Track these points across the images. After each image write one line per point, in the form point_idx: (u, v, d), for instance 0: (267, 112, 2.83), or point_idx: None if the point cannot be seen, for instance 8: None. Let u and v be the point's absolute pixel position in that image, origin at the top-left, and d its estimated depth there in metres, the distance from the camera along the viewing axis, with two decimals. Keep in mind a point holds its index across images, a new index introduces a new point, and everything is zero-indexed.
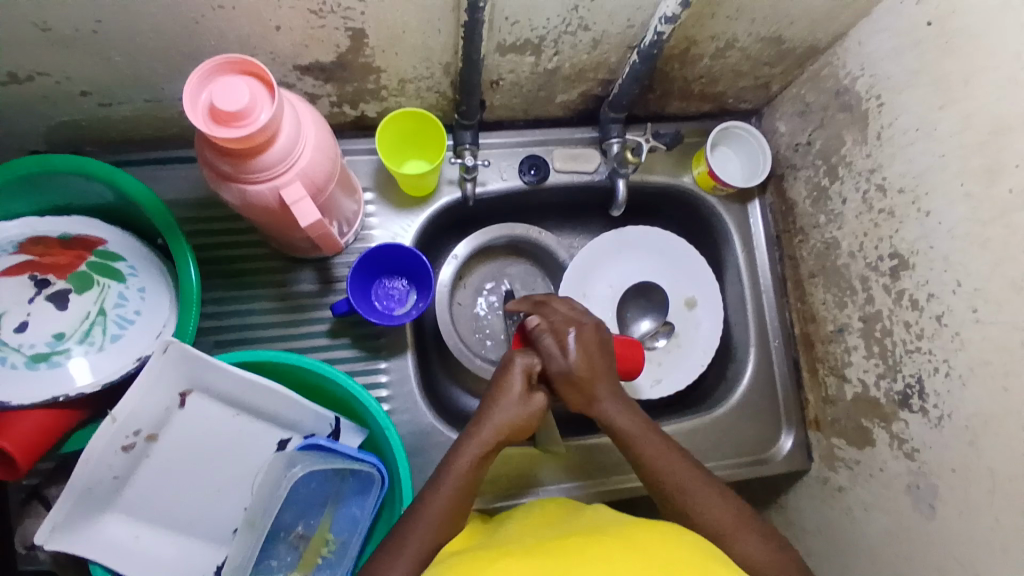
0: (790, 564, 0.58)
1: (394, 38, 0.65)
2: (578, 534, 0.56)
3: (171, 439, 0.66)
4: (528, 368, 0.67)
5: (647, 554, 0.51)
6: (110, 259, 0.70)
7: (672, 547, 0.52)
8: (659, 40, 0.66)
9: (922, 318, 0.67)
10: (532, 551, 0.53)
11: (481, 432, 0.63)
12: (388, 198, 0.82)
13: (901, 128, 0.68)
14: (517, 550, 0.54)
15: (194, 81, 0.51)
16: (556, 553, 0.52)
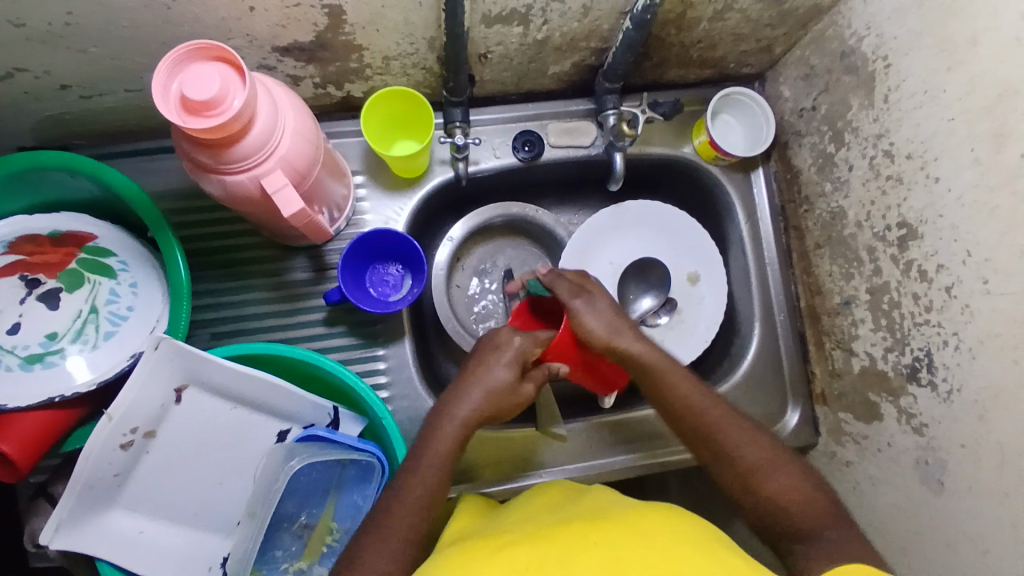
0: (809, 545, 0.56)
1: (373, 14, 0.62)
2: (579, 518, 0.55)
3: (169, 433, 0.66)
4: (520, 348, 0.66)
5: (651, 534, 0.51)
6: (99, 254, 0.70)
7: (674, 527, 0.52)
8: (652, 5, 0.62)
9: (930, 290, 0.64)
10: (532, 537, 0.53)
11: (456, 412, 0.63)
12: (379, 180, 0.80)
13: (908, 91, 0.64)
14: (516, 535, 0.54)
15: (162, 71, 0.48)
16: (556, 539, 0.52)
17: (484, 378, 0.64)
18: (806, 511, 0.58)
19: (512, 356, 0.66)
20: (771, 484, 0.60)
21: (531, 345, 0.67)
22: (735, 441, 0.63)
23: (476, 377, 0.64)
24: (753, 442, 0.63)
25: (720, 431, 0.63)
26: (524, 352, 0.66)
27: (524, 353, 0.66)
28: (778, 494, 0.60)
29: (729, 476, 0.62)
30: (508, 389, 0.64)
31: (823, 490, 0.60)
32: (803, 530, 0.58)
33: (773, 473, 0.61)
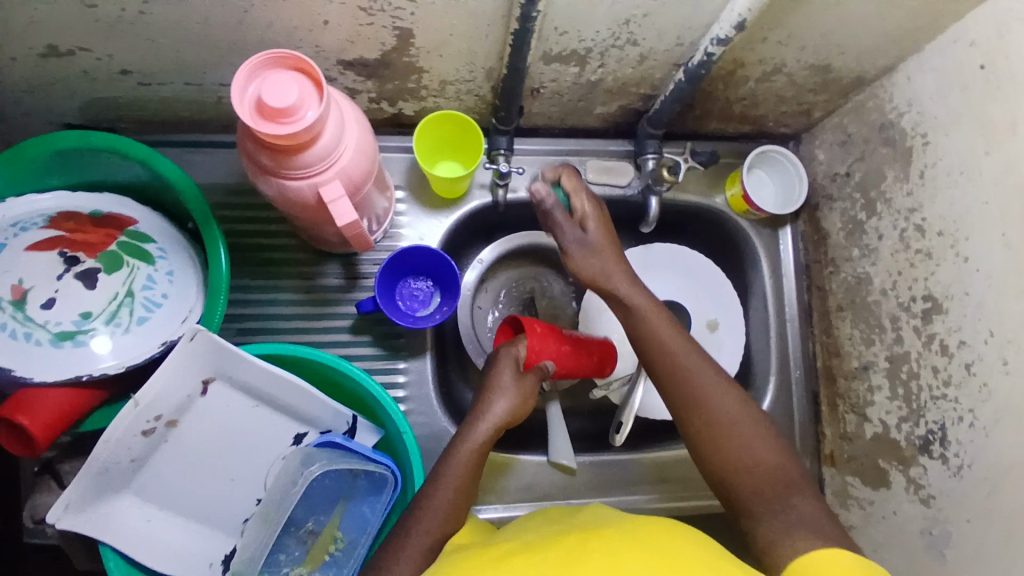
0: (793, 496, 0.55)
1: (440, 40, 0.64)
2: (578, 530, 0.54)
3: (192, 425, 0.66)
4: (516, 356, 0.71)
5: (659, 555, 0.49)
6: (140, 239, 0.72)
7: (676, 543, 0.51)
8: (709, 61, 0.65)
9: (950, 365, 0.66)
10: (530, 549, 0.53)
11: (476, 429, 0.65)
12: (419, 197, 0.82)
13: (945, 169, 0.66)
14: (516, 547, 0.54)
15: (242, 75, 0.50)
16: (553, 550, 0.51)
17: (498, 388, 0.68)
18: (767, 475, 0.57)
19: (509, 367, 0.70)
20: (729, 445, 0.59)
21: (519, 348, 0.72)
22: (711, 391, 0.62)
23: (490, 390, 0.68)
24: (726, 393, 0.62)
25: (694, 372, 0.63)
26: (518, 359, 0.71)
27: (518, 359, 0.71)
28: (737, 457, 0.58)
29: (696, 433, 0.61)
30: (523, 397, 0.68)
31: (793, 456, 0.59)
32: (746, 490, 0.57)
33: (737, 430, 0.59)
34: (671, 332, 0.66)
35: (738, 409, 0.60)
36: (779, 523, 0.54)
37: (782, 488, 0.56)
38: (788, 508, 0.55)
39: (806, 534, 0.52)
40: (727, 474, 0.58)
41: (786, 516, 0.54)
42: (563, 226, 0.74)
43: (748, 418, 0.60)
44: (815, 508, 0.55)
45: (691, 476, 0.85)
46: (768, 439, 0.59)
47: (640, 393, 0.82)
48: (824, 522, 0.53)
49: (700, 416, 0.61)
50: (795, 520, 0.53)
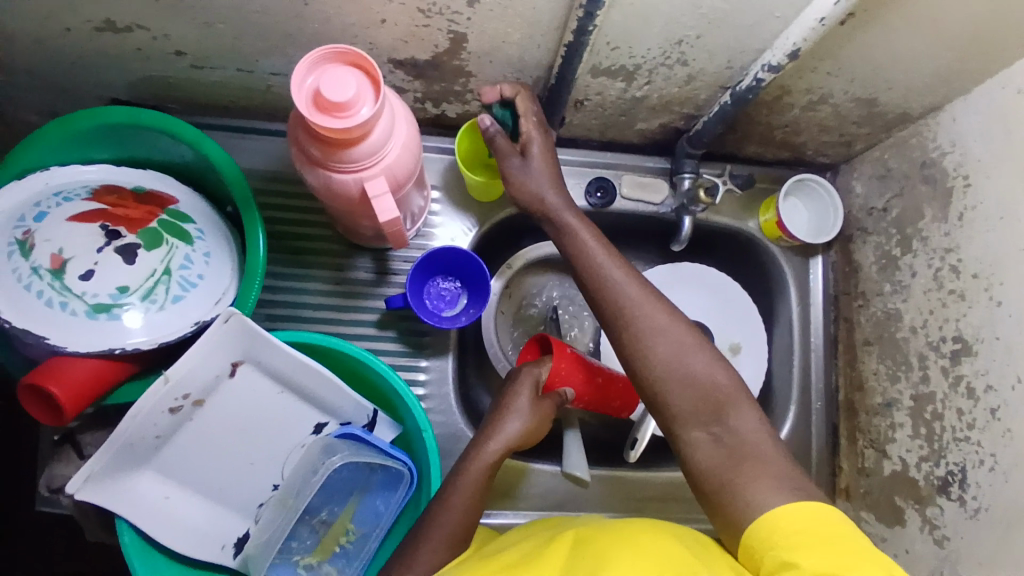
0: (730, 414, 0.56)
1: (492, 47, 0.65)
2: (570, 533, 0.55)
3: (218, 405, 0.67)
4: (537, 377, 0.71)
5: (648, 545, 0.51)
6: (179, 219, 0.73)
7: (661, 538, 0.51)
8: (757, 87, 0.65)
9: (975, 409, 0.65)
10: (522, 556, 0.53)
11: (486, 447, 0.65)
12: (454, 198, 0.83)
13: (986, 212, 0.66)
14: (509, 555, 0.54)
15: (302, 66, 0.51)
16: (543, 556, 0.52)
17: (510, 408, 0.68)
18: (703, 392, 0.57)
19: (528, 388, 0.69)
20: (664, 361, 0.59)
21: (542, 369, 0.72)
22: (641, 319, 0.61)
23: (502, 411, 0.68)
24: (655, 313, 0.61)
25: (620, 296, 0.63)
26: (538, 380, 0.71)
27: (539, 380, 0.71)
28: (670, 380, 0.59)
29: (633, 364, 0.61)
30: (537, 421, 0.68)
31: (725, 367, 0.59)
32: (685, 416, 0.58)
33: (664, 353, 0.59)
34: (615, 267, 0.64)
35: (665, 328, 0.61)
36: (720, 449, 0.55)
37: (719, 407, 0.57)
38: (727, 427, 0.56)
39: (756, 467, 0.53)
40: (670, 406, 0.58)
41: (724, 436, 0.55)
42: (503, 149, 0.67)
43: (673, 332, 0.60)
44: (754, 419, 0.56)
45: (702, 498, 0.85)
46: (706, 351, 0.60)
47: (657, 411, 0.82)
48: (760, 439, 0.55)
49: (627, 335, 0.61)
50: (742, 443, 0.55)
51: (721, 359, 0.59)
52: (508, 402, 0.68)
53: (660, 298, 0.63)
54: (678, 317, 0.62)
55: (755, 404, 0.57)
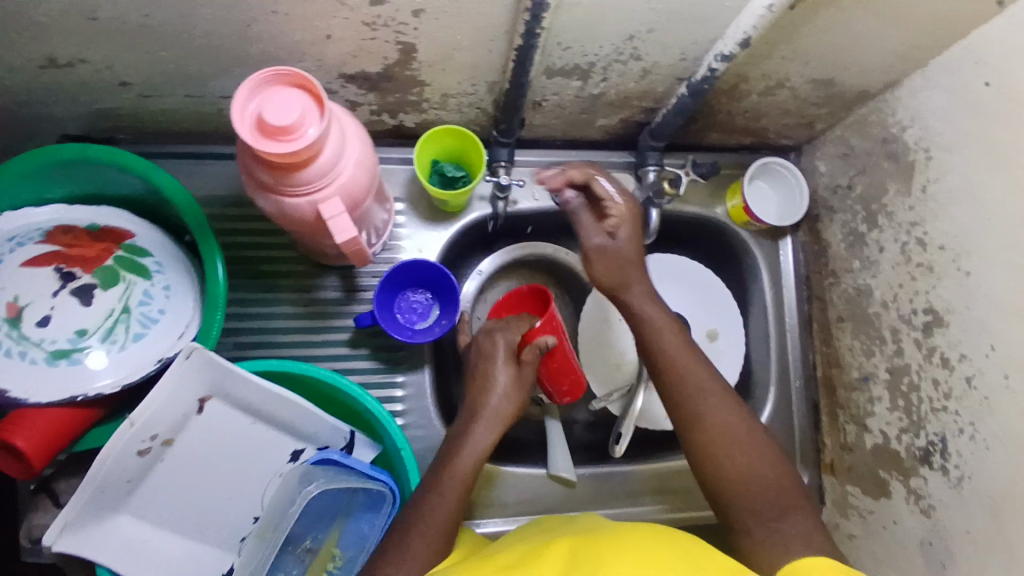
0: (791, 513, 0.58)
1: (444, 55, 0.63)
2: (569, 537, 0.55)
3: (191, 440, 0.66)
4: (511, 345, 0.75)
5: (638, 550, 0.51)
6: (136, 253, 0.71)
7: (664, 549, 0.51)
8: (712, 77, 0.64)
9: (951, 378, 0.66)
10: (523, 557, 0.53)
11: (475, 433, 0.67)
12: (419, 209, 0.82)
13: (949, 184, 0.66)
14: (510, 556, 0.54)
15: (243, 92, 0.50)
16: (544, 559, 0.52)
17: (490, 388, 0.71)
18: (763, 488, 0.60)
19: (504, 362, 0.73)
20: (729, 459, 0.61)
21: (513, 336, 0.76)
22: (708, 405, 0.64)
23: (485, 393, 0.71)
24: (727, 410, 0.64)
25: (695, 395, 0.65)
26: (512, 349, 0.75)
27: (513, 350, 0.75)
28: (730, 471, 0.61)
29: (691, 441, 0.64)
30: (516, 394, 0.72)
31: (789, 471, 0.61)
32: (743, 507, 0.60)
33: (737, 444, 0.62)
34: (676, 342, 0.68)
35: (732, 425, 0.63)
36: (775, 539, 0.57)
37: (781, 504, 0.59)
38: (787, 522, 0.58)
39: (807, 548, 0.55)
40: (728, 488, 0.61)
41: (781, 529, 0.57)
42: (586, 225, 0.75)
43: (735, 424, 0.63)
44: (810, 522, 0.58)
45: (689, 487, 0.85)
46: (771, 455, 0.62)
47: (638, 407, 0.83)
48: (816, 538, 0.56)
49: (694, 432, 0.64)
50: (789, 538, 0.56)
51: (789, 468, 0.62)
52: (483, 393, 0.71)
53: (738, 403, 0.65)
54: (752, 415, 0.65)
55: (814, 512, 0.59)
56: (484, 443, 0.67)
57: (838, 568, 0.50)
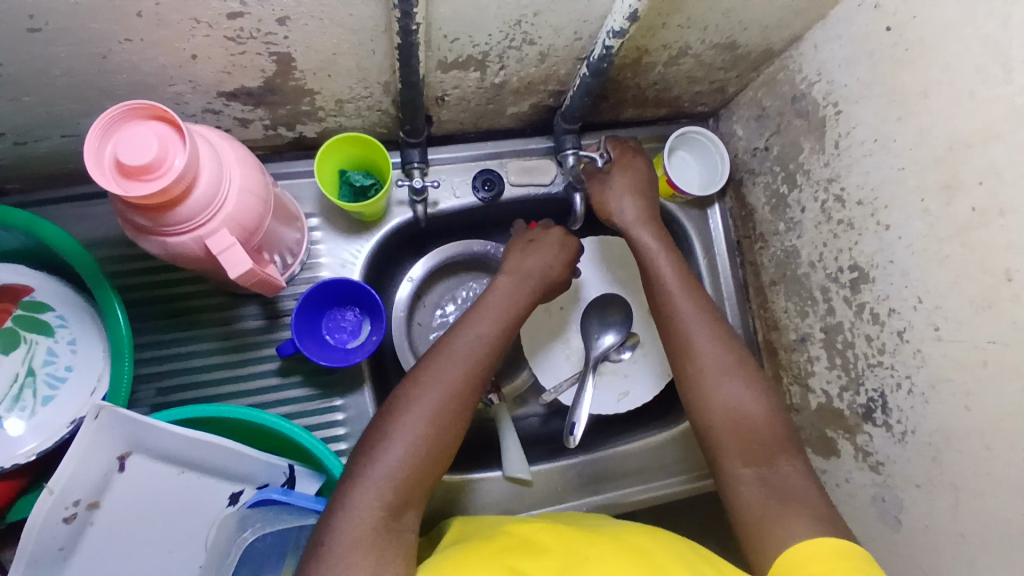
0: (781, 459, 0.57)
1: (325, 61, 0.60)
2: (566, 528, 0.60)
3: (116, 504, 0.63)
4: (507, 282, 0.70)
5: (651, 558, 0.54)
6: (36, 309, 0.67)
7: (662, 548, 0.56)
8: (608, 54, 0.62)
9: (882, 333, 0.65)
10: (523, 543, 0.57)
11: (439, 378, 0.61)
12: (336, 223, 0.78)
13: (859, 138, 0.66)
14: (508, 540, 0.58)
15: (94, 135, 0.45)
16: (542, 549, 0.56)
17: (463, 329, 0.65)
18: (753, 428, 0.59)
19: (488, 304, 0.68)
20: (719, 396, 0.61)
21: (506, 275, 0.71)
22: (700, 340, 0.64)
23: (452, 337, 0.65)
24: (716, 346, 0.64)
25: (690, 325, 0.65)
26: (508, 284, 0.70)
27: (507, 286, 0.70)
28: (723, 412, 0.61)
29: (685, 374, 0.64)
30: (492, 326, 0.66)
31: (783, 415, 0.60)
32: (732, 447, 0.59)
33: (729, 382, 0.61)
34: (677, 274, 0.69)
35: (721, 359, 0.63)
36: (764, 489, 0.56)
37: (771, 450, 0.58)
38: (776, 471, 0.57)
39: (800, 508, 0.53)
40: (718, 425, 0.60)
41: (772, 478, 0.56)
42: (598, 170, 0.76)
43: (723, 356, 0.63)
44: (801, 474, 0.57)
45: (647, 468, 0.84)
46: (758, 384, 0.62)
47: (589, 393, 0.83)
48: (807, 490, 0.55)
49: (688, 377, 0.64)
50: (780, 485, 0.56)
51: (782, 412, 0.61)
52: (467, 332, 0.65)
53: (726, 334, 0.65)
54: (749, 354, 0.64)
55: (805, 461, 0.58)
56: (459, 385, 0.61)
57: (818, 540, 0.50)
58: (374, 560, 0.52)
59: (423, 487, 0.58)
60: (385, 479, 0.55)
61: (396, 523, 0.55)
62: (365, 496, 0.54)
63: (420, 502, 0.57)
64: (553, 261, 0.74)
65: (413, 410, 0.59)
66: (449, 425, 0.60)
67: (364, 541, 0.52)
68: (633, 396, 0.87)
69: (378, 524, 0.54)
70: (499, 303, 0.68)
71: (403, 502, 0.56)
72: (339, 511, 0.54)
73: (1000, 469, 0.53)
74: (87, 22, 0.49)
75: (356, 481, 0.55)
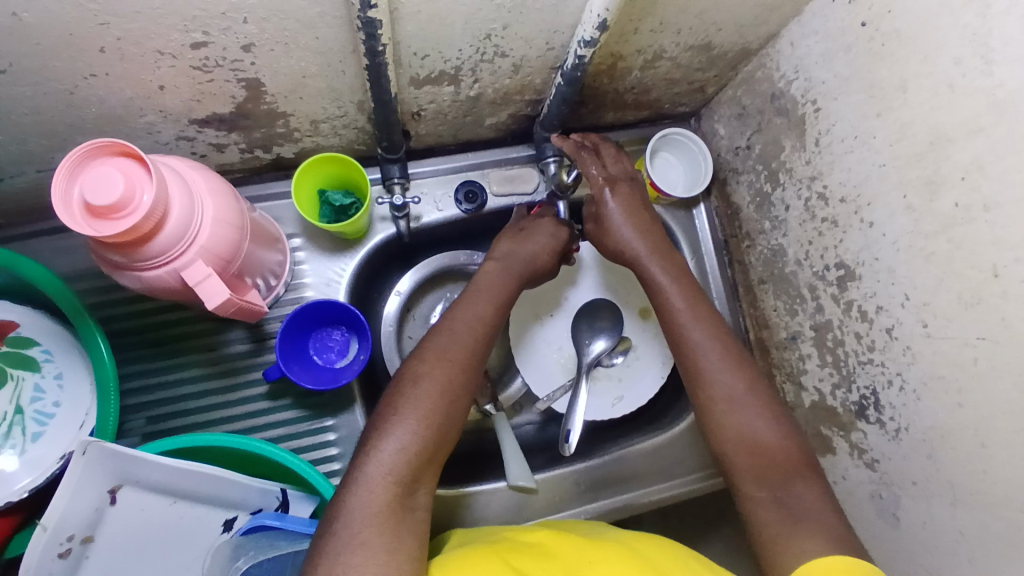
0: (794, 482, 0.56)
1: (295, 84, 0.59)
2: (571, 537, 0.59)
3: (111, 537, 0.61)
4: (500, 269, 0.71)
5: (652, 564, 0.54)
6: (21, 345, 0.67)
7: (670, 560, 0.55)
8: (581, 64, 0.61)
9: (872, 331, 0.65)
10: (528, 548, 0.57)
11: (434, 366, 0.61)
12: (319, 243, 0.77)
13: (839, 135, 0.65)
14: (512, 545, 0.58)
15: (61, 175, 0.45)
16: (547, 556, 0.56)
17: (454, 318, 0.66)
18: (767, 452, 0.58)
19: (478, 291, 0.69)
20: (732, 419, 0.61)
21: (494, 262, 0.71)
22: (710, 366, 0.63)
23: (444, 325, 0.65)
24: (729, 373, 0.63)
25: (699, 351, 0.64)
26: (499, 268, 0.71)
27: (501, 272, 0.70)
28: (736, 437, 0.60)
29: (696, 396, 0.64)
30: (481, 316, 0.66)
31: (798, 439, 0.59)
32: (745, 472, 0.58)
33: (738, 409, 0.61)
34: (687, 300, 0.67)
35: (734, 386, 0.62)
36: (780, 511, 0.55)
37: (787, 474, 0.57)
38: (789, 493, 0.56)
39: (812, 529, 0.52)
40: (731, 449, 0.60)
41: (788, 502, 0.55)
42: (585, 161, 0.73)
43: (734, 380, 0.62)
44: (817, 497, 0.55)
45: (644, 473, 0.83)
46: (771, 409, 0.61)
47: (582, 400, 0.82)
48: (823, 509, 0.54)
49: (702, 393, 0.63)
50: (798, 506, 0.54)
51: (795, 436, 0.60)
52: (461, 320, 0.65)
53: (738, 358, 0.64)
54: (761, 380, 0.63)
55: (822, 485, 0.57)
56: (456, 372, 0.61)
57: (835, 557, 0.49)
58: (390, 535, 0.51)
59: (433, 464, 0.58)
60: (397, 454, 0.55)
61: (408, 501, 0.54)
62: (379, 471, 0.54)
63: (432, 479, 0.57)
64: (550, 244, 0.74)
65: (421, 388, 0.59)
66: (456, 402, 0.60)
67: (380, 516, 0.52)
68: (626, 401, 0.86)
69: (393, 500, 0.53)
70: (497, 286, 0.69)
71: (416, 479, 0.55)
72: (354, 486, 0.53)
73: (995, 466, 0.53)
74: (48, 61, 0.48)
75: (369, 457, 0.55)
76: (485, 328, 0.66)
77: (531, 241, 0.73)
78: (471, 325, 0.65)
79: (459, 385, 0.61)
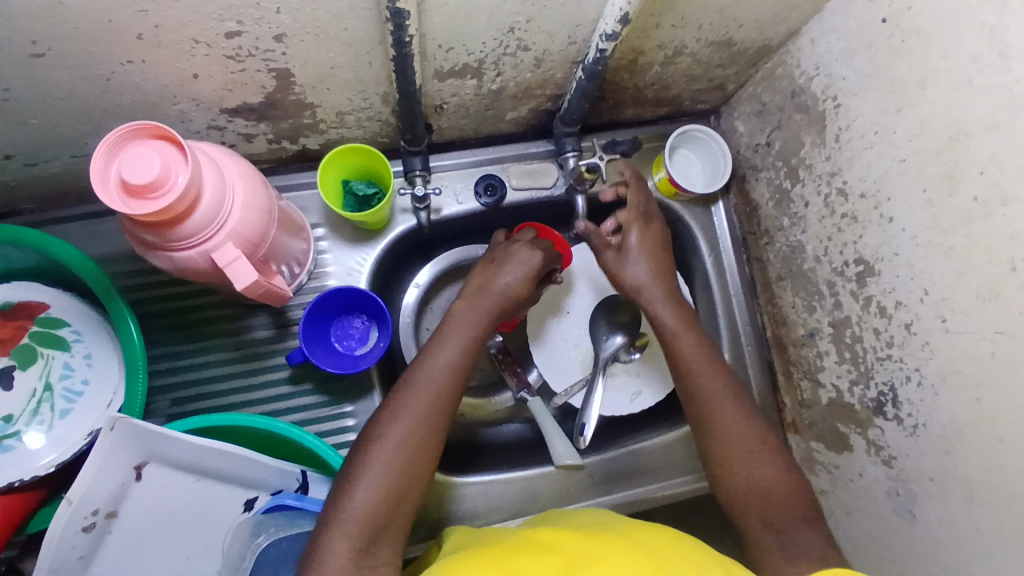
0: (800, 526, 0.58)
1: (323, 75, 0.61)
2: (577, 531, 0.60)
3: (133, 513, 0.62)
4: (470, 310, 0.69)
5: (656, 556, 0.54)
6: (52, 325, 0.69)
7: (677, 551, 0.55)
8: (602, 57, 0.62)
9: (891, 326, 0.65)
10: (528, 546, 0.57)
11: (398, 419, 0.61)
12: (341, 232, 0.78)
13: (859, 130, 0.65)
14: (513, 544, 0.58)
15: (100, 156, 0.47)
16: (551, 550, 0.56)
17: (424, 361, 0.65)
18: (774, 495, 0.60)
19: (448, 331, 0.67)
20: (740, 466, 0.62)
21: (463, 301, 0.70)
22: (722, 411, 0.65)
23: (415, 369, 0.65)
24: (740, 419, 0.65)
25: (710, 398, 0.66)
26: (469, 306, 0.69)
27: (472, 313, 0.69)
28: (742, 481, 0.62)
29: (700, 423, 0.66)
30: (449, 359, 0.65)
31: (802, 486, 0.61)
32: (753, 515, 0.60)
33: (746, 457, 0.63)
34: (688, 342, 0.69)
35: (745, 429, 0.64)
36: (782, 551, 0.56)
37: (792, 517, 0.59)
38: (793, 535, 0.57)
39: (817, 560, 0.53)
40: (739, 494, 0.62)
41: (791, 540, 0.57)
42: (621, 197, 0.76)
43: (745, 426, 0.64)
44: (819, 537, 0.57)
45: (659, 467, 0.84)
46: (779, 456, 0.63)
47: (599, 394, 0.82)
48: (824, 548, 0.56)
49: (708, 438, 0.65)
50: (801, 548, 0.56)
51: (801, 482, 0.61)
52: (427, 367, 0.64)
53: (747, 406, 0.66)
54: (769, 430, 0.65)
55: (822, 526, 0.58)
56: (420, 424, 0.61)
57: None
58: None
59: (397, 519, 0.58)
60: (358, 516, 0.56)
61: (370, 558, 0.55)
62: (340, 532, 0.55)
63: (395, 536, 0.57)
64: (525, 270, 0.70)
65: (381, 445, 0.59)
66: (418, 456, 0.60)
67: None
68: (643, 396, 0.87)
69: (353, 559, 0.54)
70: (468, 324, 0.68)
71: (376, 538, 0.56)
72: (316, 550, 0.55)
73: (1013, 462, 0.52)
74: (86, 46, 0.50)
75: (331, 518, 0.56)
76: (453, 373, 0.65)
77: (504, 270, 0.70)
78: (440, 368, 0.64)
79: (423, 435, 0.60)
